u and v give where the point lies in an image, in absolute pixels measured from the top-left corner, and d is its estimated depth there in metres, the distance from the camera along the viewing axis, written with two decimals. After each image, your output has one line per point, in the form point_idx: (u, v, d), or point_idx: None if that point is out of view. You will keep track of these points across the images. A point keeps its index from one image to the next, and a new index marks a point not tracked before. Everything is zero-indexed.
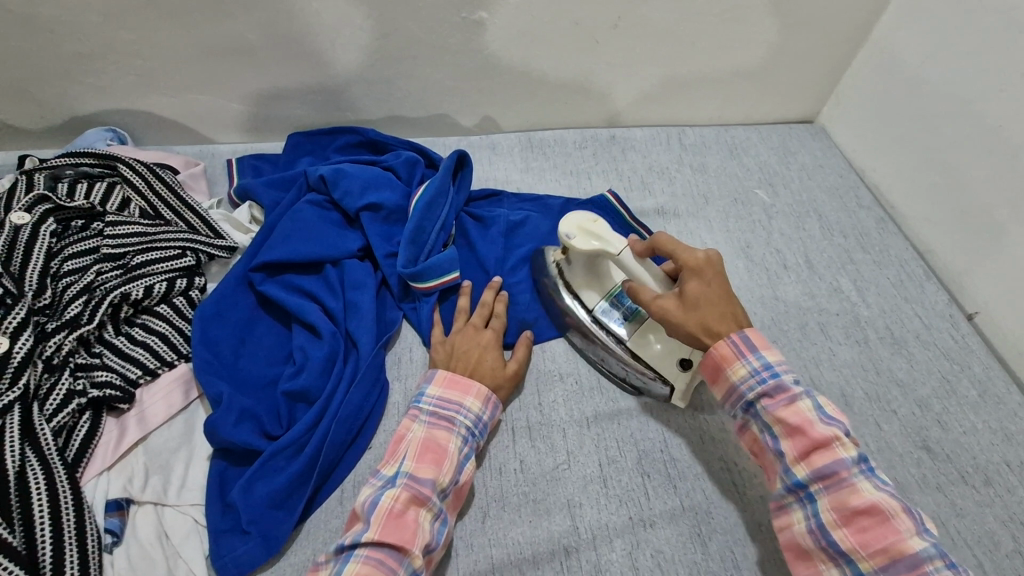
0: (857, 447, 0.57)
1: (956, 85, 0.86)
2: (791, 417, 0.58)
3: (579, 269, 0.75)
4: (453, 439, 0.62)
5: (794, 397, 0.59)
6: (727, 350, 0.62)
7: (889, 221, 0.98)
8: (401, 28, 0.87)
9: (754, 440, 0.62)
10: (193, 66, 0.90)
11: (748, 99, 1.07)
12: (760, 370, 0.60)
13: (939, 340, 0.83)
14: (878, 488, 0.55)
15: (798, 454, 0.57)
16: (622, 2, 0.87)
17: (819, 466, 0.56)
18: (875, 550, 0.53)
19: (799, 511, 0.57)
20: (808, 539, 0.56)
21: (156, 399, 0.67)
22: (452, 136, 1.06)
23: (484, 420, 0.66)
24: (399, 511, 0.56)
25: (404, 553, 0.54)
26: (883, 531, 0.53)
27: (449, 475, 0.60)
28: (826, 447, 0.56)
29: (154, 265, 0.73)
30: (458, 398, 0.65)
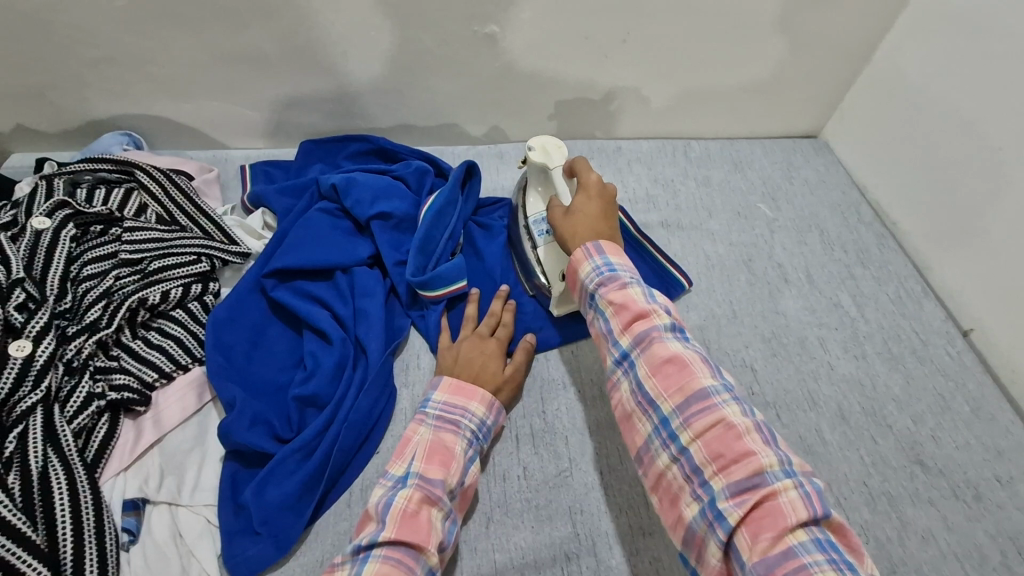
0: (674, 320, 0.61)
1: (957, 106, 0.88)
2: (643, 332, 0.59)
3: (534, 177, 0.84)
4: (459, 442, 0.64)
5: (650, 317, 0.60)
6: (580, 253, 0.66)
7: (889, 238, 1.00)
8: (415, 40, 0.89)
9: (613, 370, 0.61)
10: (210, 74, 0.92)
11: (753, 114, 1.09)
12: (599, 267, 0.64)
13: (936, 356, 0.85)
14: (686, 346, 0.58)
15: (650, 369, 0.57)
16: (630, 19, 0.89)
17: (637, 332, 0.59)
18: (676, 393, 0.55)
19: (645, 420, 0.57)
20: (628, 401, 0.59)
21: (171, 402, 0.69)
22: (461, 145, 1.08)
23: (486, 425, 0.68)
24: (413, 510, 0.57)
25: (420, 552, 0.55)
26: (682, 375, 0.55)
27: (456, 476, 0.62)
28: (644, 316, 0.59)
29: (171, 271, 0.75)
30: (464, 402, 0.67)
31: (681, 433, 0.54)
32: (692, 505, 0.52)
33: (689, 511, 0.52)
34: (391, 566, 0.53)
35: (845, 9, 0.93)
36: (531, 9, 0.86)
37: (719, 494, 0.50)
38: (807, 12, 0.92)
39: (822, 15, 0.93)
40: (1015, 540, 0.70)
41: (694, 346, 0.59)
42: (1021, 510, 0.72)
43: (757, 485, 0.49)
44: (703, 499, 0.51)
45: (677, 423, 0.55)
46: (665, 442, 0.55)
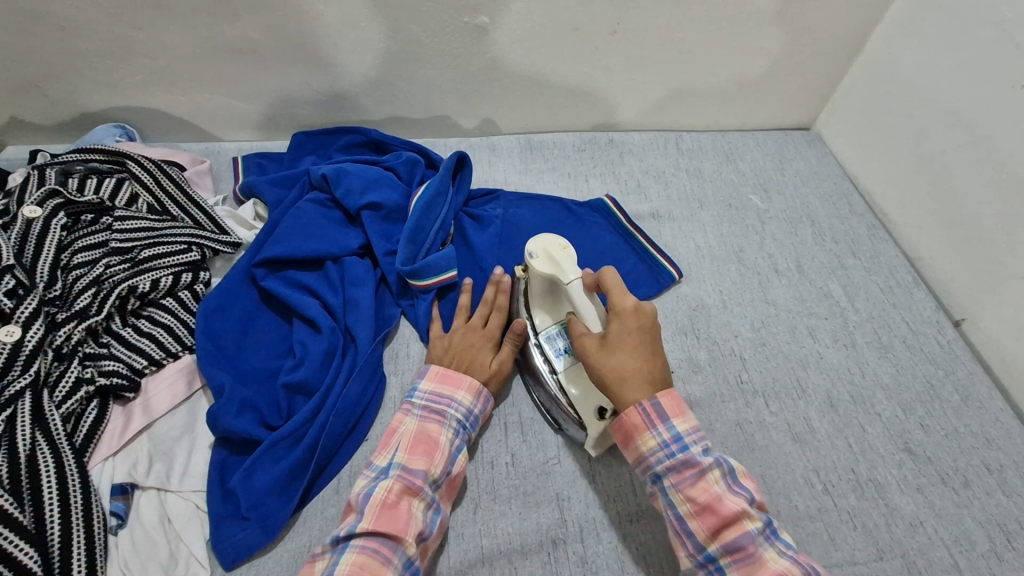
0: (733, 473, 0.59)
1: (948, 95, 0.88)
2: (736, 543, 0.55)
3: (538, 288, 0.75)
4: (444, 432, 0.64)
5: (736, 520, 0.55)
6: (636, 411, 0.61)
7: (881, 229, 1.00)
8: (406, 31, 0.89)
9: (694, 564, 0.57)
10: (202, 66, 0.92)
11: (745, 105, 1.09)
12: (667, 440, 0.60)
13: (925, 345, 0.85)
14: (752, 508, 0.57)
15: (711, 536, 0.56)
16: (621, 9, 0.89)
17: (698, 497, 0.57)
18: (742, 568, 0.54)
19: (681, 540, 0.58)
20: (686, 562, 0.57)
21: (161, 388, 0.69)
22: (453, 137, 1.08)
23: (474, 414, 0.68)
24: (393, 501, 0.58)
25: (398, 542, 0.56)
26: (750, 553, 0.54)
27: (440, 466, 0.62)
28: (702, 474, 0.58)
29: (161, 259, 0.75)
30: (450, 391, 0.68)
31: None
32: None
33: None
34: (368, 558, 0.54)
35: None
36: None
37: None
38: (798, 3, 0.92)
39: (814, 5, 0.93)
40: (1003, 526, 0.70)
41: (759, 508, 0.58)
42: (1009, 497, 0.72)
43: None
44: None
45: None
46: None
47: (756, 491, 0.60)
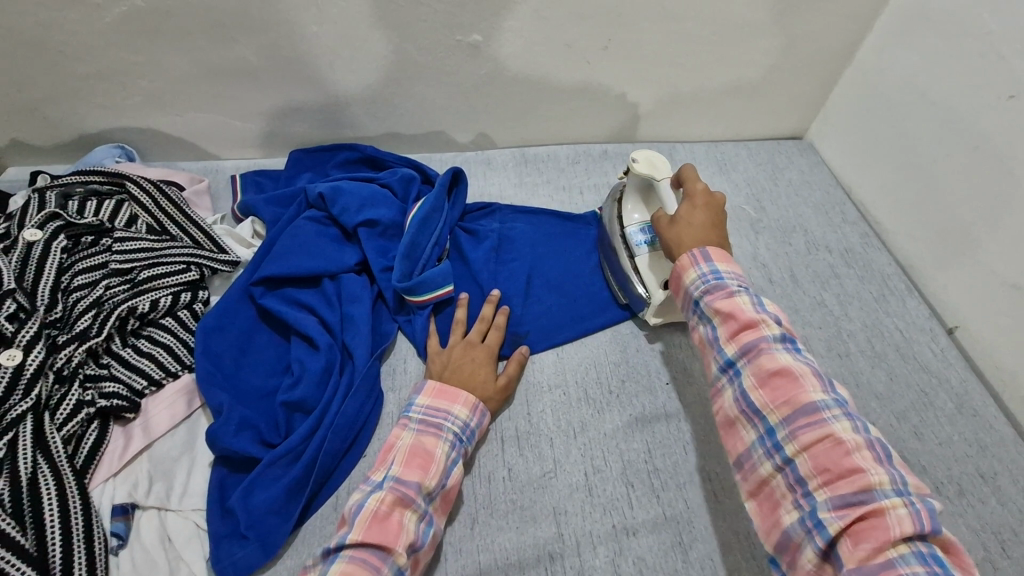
0: (785, 331, 0.58)
1: (938, 105, 0.89)
2: (750, 342, 0.57)
3: (634, 189, 0.85)
4: (439, 444, 0.65)
5: (758, 327, 0.57)
6: (686, 259, 0.65)
7: (873, 237, 1.01)
8: (400, 50, 0.91)
9: (719, 376, 0.59)
10: (199, 87, 0.94)
11: (737, 117, 1.10)
12: (706, 274, 0.63)
13: (919, 354, 0.86)
14: (799, 360, 0.56)
15: (757, 380, 0.55)
16: (612, 25, 0.91)
17: (744, 341, 0.57)
18: (783, 405, 0.53)
19: (728, 389, 0.58)
20: (732, 410, 0.57)
21: (161, 409, 0.70)
22: (448, 152, 1.10)
23: (471, 427, 0.69)
24: (384, 513, 0.58)
25: (388, 553, 0.56)
26: (793, 389, 0.54)
27: (434, 478, 0.62)
28: (751, 325, 0.58)
29: (160, 279, 0.76)
30: (447, 404, 0.68)
31: (785, 445, 0.53)
32: (792, 511, 0.51)
33: (789, 517, 0.51)
34: (358, 565, 0.54)
35: (825, 12, 0.94)
36: (515, 18, 0.88)
37: (821, 504, 0.49)
38: (786, 16, 0.93)
39: (803, 18, 0.94)
40: (999, 535, 0.71)
41: (809, 360, 0.57)
42: (1003, 505, 0.73)
43: (862, 501, 0.47)
44: (805, 508, 0.50)
45: (784, 435, 0.53)
46: (770, 452, 0.54)
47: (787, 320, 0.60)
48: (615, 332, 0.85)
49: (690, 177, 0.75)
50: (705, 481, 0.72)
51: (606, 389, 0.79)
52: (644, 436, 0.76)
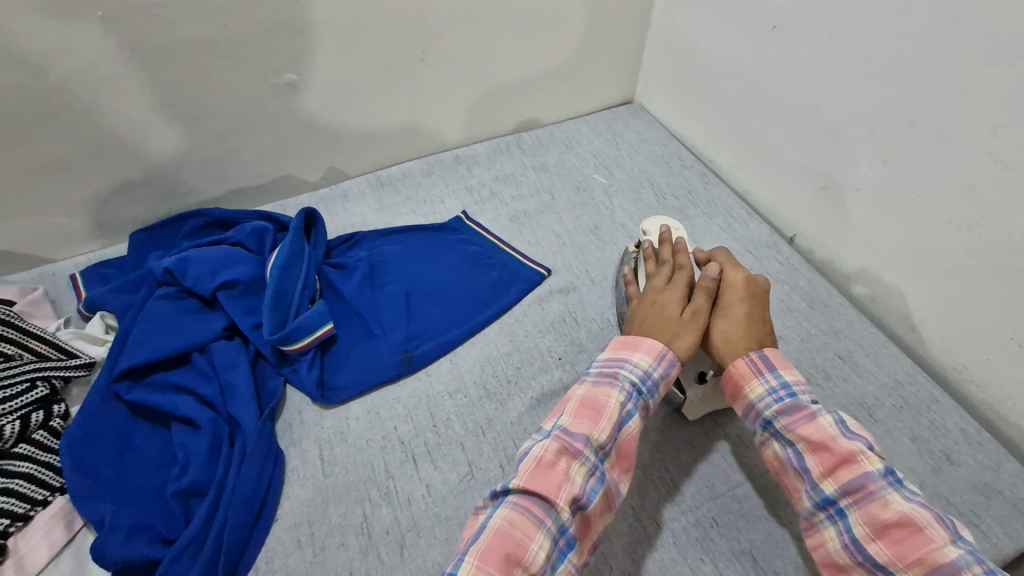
0: (883, 460, 0.58)
1: (725, 46, 0.99)
2: (853, 481, 0.56)
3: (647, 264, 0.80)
4: (614, 395, 0.60)
5: (818, 424, 0.59)
6: (744, 367, 0.64)
7: (711, 175, 1.10)
8: (216, 106, 0.89)
9: (790, 471, 0.61)
10: (3, 191, 0.86)
11: (569, 95, 1.16)
12: (776, 389, 0.62)
13: (769, 266, 0.95)
14: (911, 500, 0.55)
15: (871, 529, 0.55)
16: (421, 38, 0.94)
17: (844, 480, 0.56)
18: (915, 564, 0.52)
19: (830, 526, 0.58)
20: (845, 555, 0.56)
21: (34, 542, 0.64)
22: (301, 194, 1.07)
23: (655, 378, 0.62)
24: (549, 461, 0.55)
25: (549, 504, 0.53)
26: (918, 543, 0.52)
27: (605, 431, 0.58)
28: (849, 460, 0.57)
29: (3, 405, 0.69)
30: (631, 352, 0.63)
31: None
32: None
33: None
34: (521, 515, 0.52)
35: None
36: (323, 50, 0.89)
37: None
38: None
39: None
40: (862, 402, 0.80)
41: (918, 496, 0.55)
42: (860, 375, 0.82)
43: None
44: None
45: None
46: None
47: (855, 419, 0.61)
48: (501, 324, 0.88)
49: (726, 259, 0.72)
50: None
51: (504, 379, 0.81)
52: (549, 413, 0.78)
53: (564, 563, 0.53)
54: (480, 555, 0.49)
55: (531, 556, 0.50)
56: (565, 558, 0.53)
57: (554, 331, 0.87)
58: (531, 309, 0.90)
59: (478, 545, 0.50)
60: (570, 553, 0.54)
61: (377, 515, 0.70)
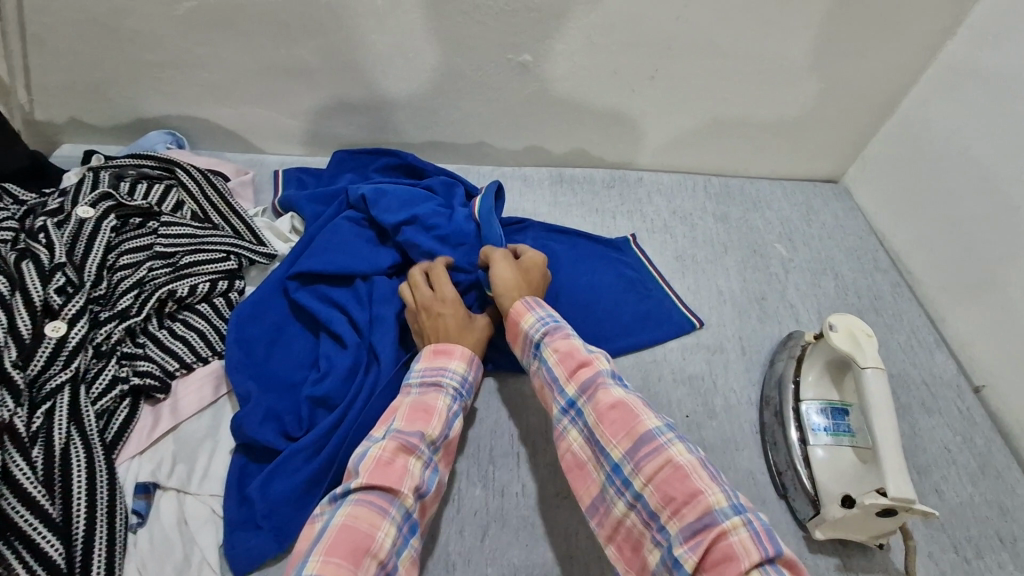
0: (614, 367, 0.64)
1: (979, 159, 0.89)
2: (588, 378, 0.61)
3: (825, 359, 0.78)
4: (440, 398, 0.64)
5: (592, 362, 0.63)
6: (521, 306, 0.71)
7: (903, 287, 1.00)
8: (451, 63, 0.93)
9: (561, 419, 0.63)
10: (254, 82, 0.97)
11: (776, 155, 1.11)
12: (542, 318, 0.69)
13: (944, 409, 0.85)
14: (629, 391, 0.61)
15: (597, 415, 0.59)
16: (660, 56, 0.93)
17: (582, 379, 0.62)
18: (623, 438, 0.57)
19: (573, 429, 0.62)
20: (582, 452, 0.61)
21: (189, 391, 0.71)
22: (486, 165, 1.11)
23: (469, 382, 0.68)
24: (388, 459, 0.57)
25: (393, 495, 0.55)
26: (627, 420, 0.57)
27: (438, 427, 0.62)
28: (586, 362, 0.62)
29: (200, 266, 0.78)
30: (449, 359, 0.68)
31: (632, 479, 0.55)
32: (653, 550, 0.54)
33: (651, 558, 0.54)
34: (363, 508, 0.53)
35: (871, 59, 0.95)
36: (566, 41, 0.91)
37: (673, 538, 0.51)
38: (833, 61, 0.95)
39: (848, 64, 0.95)
40: None
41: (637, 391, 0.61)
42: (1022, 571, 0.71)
43: (706, 527, 0.49)
44: (662, 544, 0.52)
45: (629, 469, 0.56)
46: (620, 489, 0.56)
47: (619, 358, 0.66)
48: (638, 358, 0.86)
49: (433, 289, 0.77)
50: None
51: None
52: None
53: (410, 549, 0.55)
54: (326, 550, 0.49)
55: (380, 543, 0.52)
56: (411, 545, 0.55)
57: (690, 385, 0.83)
58: (672, 354, 0.86)
59: (322, 543, 0.50)
60: (413, 538, 0.56)
61: (471, 494, 0.70)
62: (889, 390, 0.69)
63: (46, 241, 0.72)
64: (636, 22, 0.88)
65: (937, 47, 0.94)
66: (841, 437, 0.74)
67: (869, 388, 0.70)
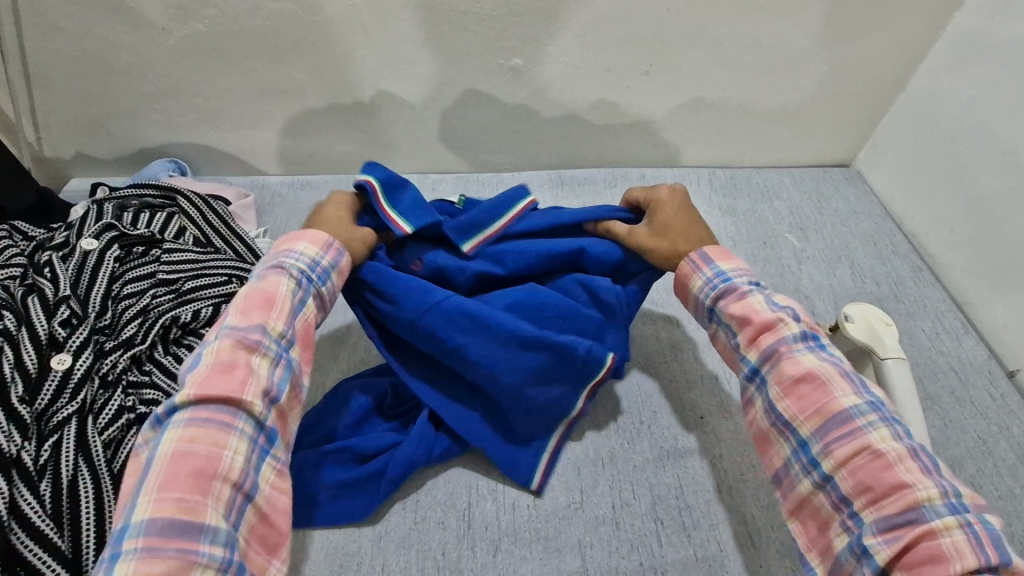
0: (805, 327, 0.60)
1: (996, 134, 0.85)
2: (771, 346, 0.59)
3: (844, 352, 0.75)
4: (284, 284, 0.59)
5: (776, 327, 0.60)
6: (686, 265, 0.67)
7: (925, 271, 0.96)
8: (442, 73, 0.93)
9: (746, 386, 0.62)
10: (251, 106, 0.98)
11: (781, 144, 1.08)
12: (713, 278, 0.65)
13: (976, 398, 0.80)
14: (823, 359, 0.58)
15: (782, 388, 0.57)
16: (654, 50, 0.91)
17: (765, 346, 0.59)
18: (813, 415, 0.55)
19: (757, 398, 0.60)
20: (765, 422, 0.60)
21: None
22: (486, 172, 1.10)
23: (323, 264, 0.63)
24: (225, 363, 0.53)
25: (236, 407, 0.51)
26: (820, 396, 0.55)
27: (281, 317, 0.58)
28: (769, 327, 0.60)
29: (203, 290, 0.78)
30: (292, 243, 0.63)
31: (822, 459, 0.54)
32: (842, 533, 0.53)
33: (837, 540, 0.53)
34: (199, 429, 0.50)
35: (873, 37, 0.92)
36: (557, 43, 0.90)
37: (868, 526, 0.50)
38: (833, 42, 0.92)
39: (849, 44, 0.92)
40: None
41: (835, 357, 0.58)
42: None
43: (910, 521, 0.48)
44: (853, 530, 0.52)
45: (818, 448, 0.54)
46: (805, 468, 0.55)
47: (808, 317, 0.62)
48: (648, 361, 0.82)
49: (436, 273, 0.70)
50: (740, 522, 0.68)
51: (637, 418, 0.77)
52: (675, 470, 0.72)
53: (268, 461, 0.53)
54: (159, 488, 0.47)
55: (228, 463, 0.49)
56: (269, 457, 0.54)
57: (706, 383, 0.80)
58: (684, 355, 0.83)
59: (155, 479, 0.47)
60: (272, 449, 0.54)
61: (481, 508, 0.69)
62: (914, 381, 0.67)
63: (52, 275, 0.74)
64: (626, 17, 0.87)
65: (942, 20, 0.91)
66: None
67: (891, 380, 0.67)
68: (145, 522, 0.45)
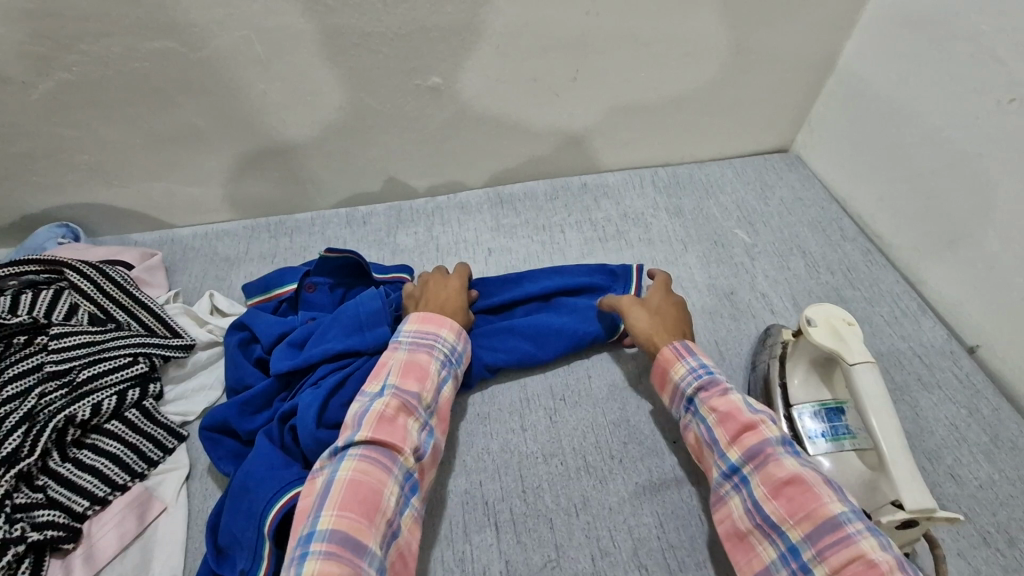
0: (782, 433, 0.62)
1: (929, 110, 0.84)
2: (755, 447, 0.59)
3: (809, 354, 0.73)
4: (434, 361, 0.66)
5: (758, 429, 0.61)
6: (670, 352, 0.70)
7: (875, 253, 0.95)
8: (355, 100, 0.85)
9: (723, 484, 0.61)
10: (145, 155, 0.87)
11: (720, 136, 1.05)
12: (697, 370, 0.67)
13: (943, 382, 0.79)
14: (804, 464, 0.58)
15: (768, 489, 0.57)
16: (578, 55, 0.86)
17: (748, 446, 0.60)
18: (802, 520, 0.54)
19: (735, 497, 0.60)
20: (744, 523, 0.58)
21: (107, 530, 0.63)
22: (419, 199, 1.02)
23: (458, 351, 0.70)
24: (390, 416, 0.59)
25: (397, 453, 0.58)
26: (808, 500, 0.54)
27: (431, 390, 0.64)
28: (751, 429, 0.61)
29: (104, 379, 0.69)
30: (432, 324, 0.69)
31: (814, 566, 0.52)
32: None
33: None
34: (369, 464, 0.56)
35: (799, 21, 0.89)
36: (473, 56, 0.83)
37: None
38: (759, 30, 0.89)
39: (776, 30, 0.90)
40: None
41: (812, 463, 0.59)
42: None
43: None
44: None
45: (810, 555, 0.53)
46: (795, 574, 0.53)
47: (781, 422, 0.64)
48: (613, 387, 0.77)
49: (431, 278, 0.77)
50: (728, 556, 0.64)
51: (607, 454, 0.71)
52: (655, 506, 0.67)
53: (411, 508, 0.58)
54: (337, 506, 0.53)
55: (386, 501, 0.55)
56: (411, 505, 0.58)
57: None
58: (649, 375, 0.78)
59: (333, 499, 0.53)
60: (415, 497, 0.59)
61: None
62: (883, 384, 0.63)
63: None
64: (544, 24, 0.81)
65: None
66: (842, 441, 0.67)
67: (860, 387, 0.64)
68: (328, 531, 0.51)
